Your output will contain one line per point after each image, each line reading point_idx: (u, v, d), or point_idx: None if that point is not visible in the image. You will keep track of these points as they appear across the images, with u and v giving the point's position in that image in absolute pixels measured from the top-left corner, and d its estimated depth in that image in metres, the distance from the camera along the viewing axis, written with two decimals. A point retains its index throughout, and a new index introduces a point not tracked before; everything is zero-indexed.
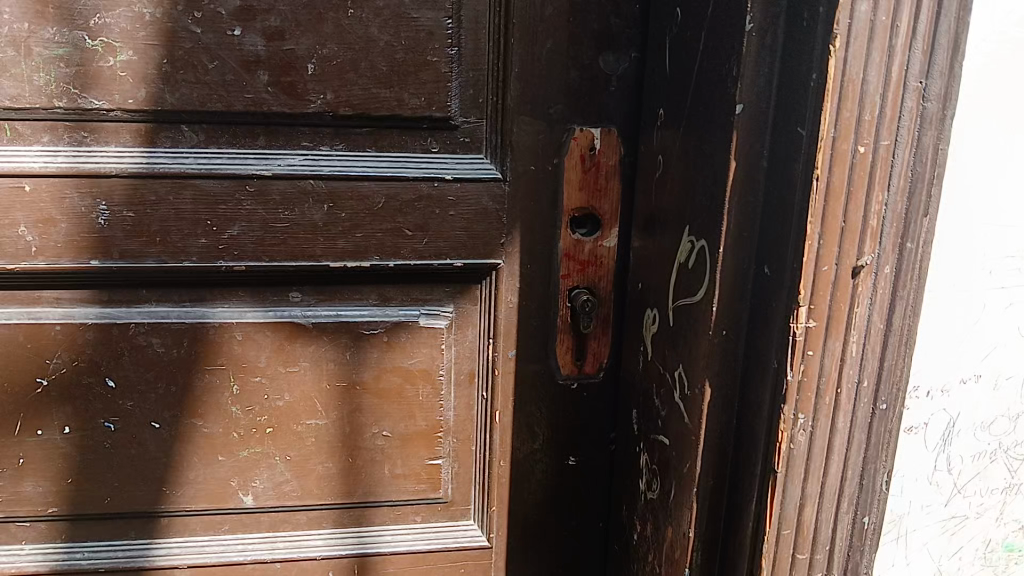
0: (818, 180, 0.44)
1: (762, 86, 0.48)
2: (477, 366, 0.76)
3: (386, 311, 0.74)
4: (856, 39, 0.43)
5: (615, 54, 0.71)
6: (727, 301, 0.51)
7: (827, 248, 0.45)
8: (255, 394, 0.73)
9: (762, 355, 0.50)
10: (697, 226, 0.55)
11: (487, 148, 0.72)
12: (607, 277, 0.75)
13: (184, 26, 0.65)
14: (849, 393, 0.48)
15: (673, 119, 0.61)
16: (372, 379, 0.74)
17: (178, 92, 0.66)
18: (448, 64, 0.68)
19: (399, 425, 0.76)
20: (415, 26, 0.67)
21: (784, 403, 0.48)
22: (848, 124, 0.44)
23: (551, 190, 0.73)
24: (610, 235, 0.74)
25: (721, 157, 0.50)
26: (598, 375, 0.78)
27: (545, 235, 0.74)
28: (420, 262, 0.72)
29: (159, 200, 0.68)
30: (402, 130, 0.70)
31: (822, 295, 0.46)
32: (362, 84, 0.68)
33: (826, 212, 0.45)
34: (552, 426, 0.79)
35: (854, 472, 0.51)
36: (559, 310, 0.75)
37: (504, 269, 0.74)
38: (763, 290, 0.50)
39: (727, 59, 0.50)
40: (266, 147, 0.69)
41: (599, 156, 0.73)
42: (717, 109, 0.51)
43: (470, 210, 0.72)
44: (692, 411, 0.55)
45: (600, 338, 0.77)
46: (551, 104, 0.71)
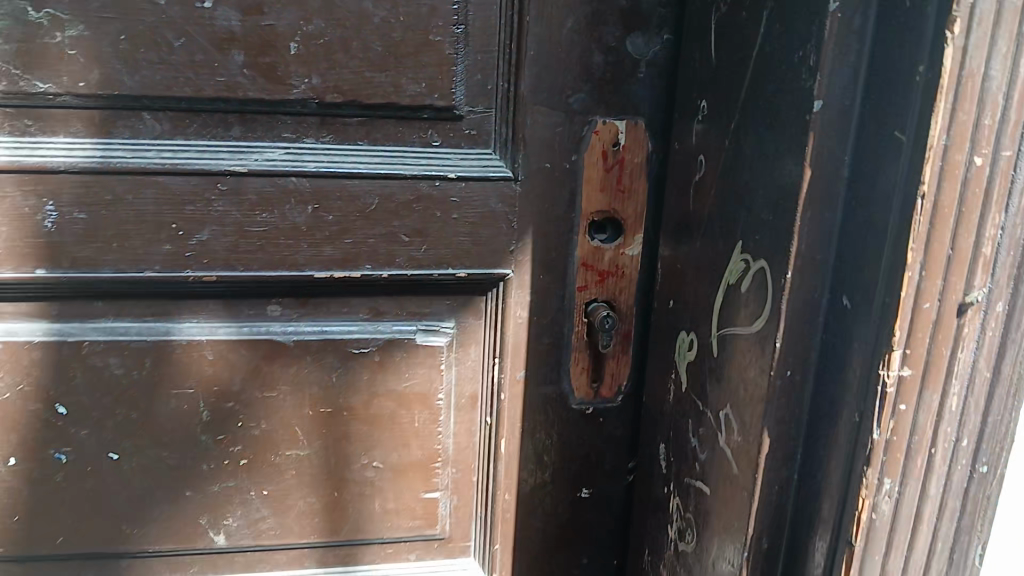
0: (923, 198, 0.36)
1: (847, 80, 0.40)
2: (480, 388, 0.68)
3: (378, 327, 0.65)
4: (980, 23, 0.34)
5: (644, 36, 0.62)
6: (792, 339, 0.43)
7: (929, 282, 0.37)
8: (228, 421, 0.65)
9: (836, 400, 0.42)
10: (752, 242, 0.46)
11: (496, 142, 0.63)
12: (628, 289, 0.67)
13: None
14: (944, 453, 0.40)
15: (721, 115, 0.52)
16: (362, 403, 0.66)
17: (138, 74, 0.57)
18: (452, 45, 0.60)
19: (392, 455, 0.67)
20: (416, 0, 0.58)
21: (867, 466, 0.40)
22: (962, 128, 0.36)
23: (569, 190, 0.64)
24: (633, 242, 0.66)
25: (789, 166, 0.42)
26: (616, 399, 0.69)
27: (560, 242, 0.65)
28: (418, 272, 0.63)
29: (117, 200, 0.59)
30: (398, 120, 0.61)
31: (920, 337, 0.38)
32: (353, 66, 0.59)
33: (931, 237, 0.37)
34: (563, 456, 0.70)
35: (944, 545, 0.43)
36: (574, 325, 0.67)
37: (513, 279, 0.65)
38: (839, 325, 0.42)
39: (799, 45, 0.41)
40: (241, 139, 0.60)
41: (625, 152, 0.64)
42: (784, 106, 0.43)
43: (475, 213, 0.63)
44: (743, 461, 0.47)
45: (620, 359, 0.68)
46: (571, 93, 0.62)
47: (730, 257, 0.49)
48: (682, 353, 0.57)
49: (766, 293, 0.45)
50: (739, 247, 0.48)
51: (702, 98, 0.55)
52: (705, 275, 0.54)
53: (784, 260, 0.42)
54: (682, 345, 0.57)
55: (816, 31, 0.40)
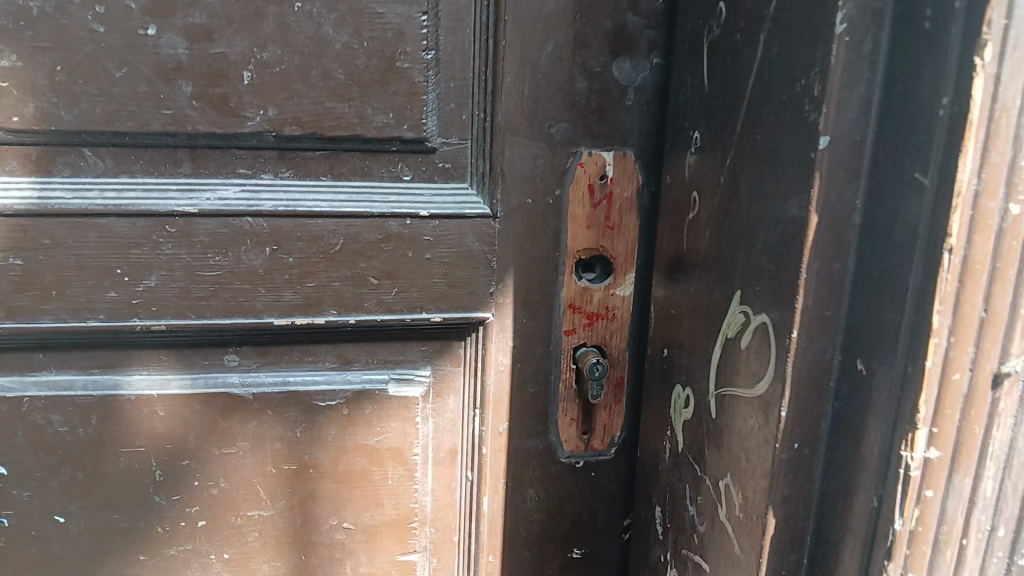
0: (951, 253, 0.31)
1: (857, 112, 0.34)
2: (461, 440, 0.63)
3: (347, 377, 0.60)
4: (1016, 49, 0.29)
5: (632, 59, 0.57)
6: (799, 409, 0.37)
7: (958, 350, 0.32)
8: (183, 481, 0.59)
9: (851, 479, 0.37)
10: (753, 294, 0.41)
11: (473, 175, 0.58)
12: (619, 333, 0.61)
13: (84, 23, 0.51)
14: (977, 544, 0.35)
15: (714, 148, 0.47)
16: (330, 461, 0.61)
17: (77, 107, 0.52)
18: (423, 72, 0.55)
19: (364, 516, 0.62)
20: (381, 24, 0.53)
21: (887, 559, 0.35)
22: (996, 171, 0.30)
23: (552, 227, 0.59)
24: (624, 282, 0.60)
25: (793, 210, 0.37)
26: (608, 451, 0.64)
27: (544, 283, 0.60)
28: (389, 317, 0.58)
29: (56, 244, 0.54)
30: (365, 153, 0.56)
31: (949, 413, 0.33)
32: (313, 96, 0.54)
33: (961, 297, 0.31)
34: (552, 515, 0.65)
35: None
36: (563, 373, 0.61)
37: (493, 324, 0.60)
38: (852, 393, 0.37)
39: (800, 72, 0.36)
40: (193, 176, 0.55)
41: (613, 184, 0.59)
42: (785, 141, 0.38)
43: (451, 253, 0.58)
44: (744, 542, 0.41)
45: (613, 409, 0.63)
46: (553, 122, 0.57)
47: (727, 307, 0.44)
48: (677, 408, 0.51)
49: (770, 356, 0.39)
50: (737, 297, 0.43)
51: (695, 128, 0.50)
52: (701, 325, 0.49)
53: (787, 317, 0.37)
54: (676, 399, 0.52)
55: (821, 56, 0.34)
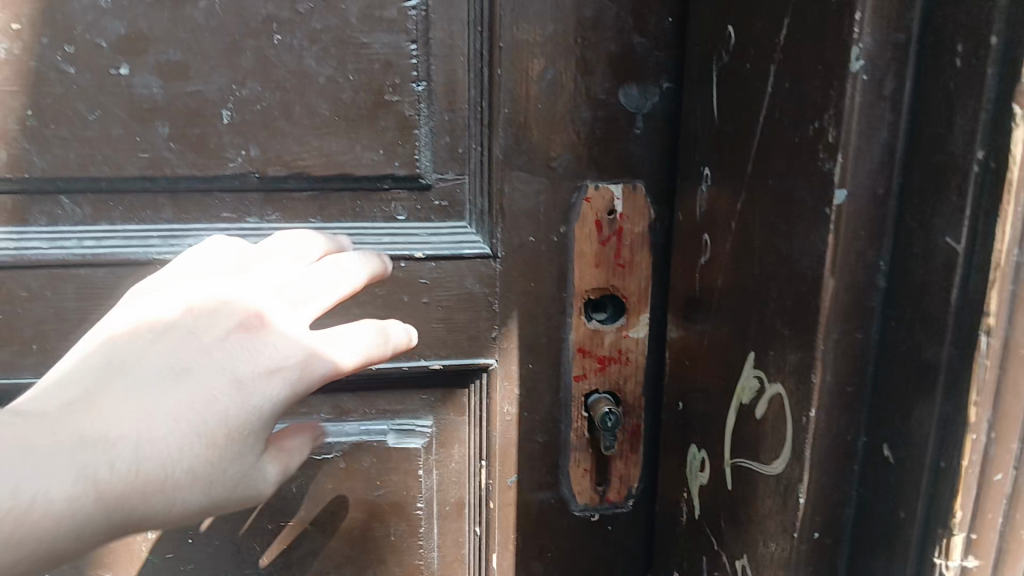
0: (988, 334, 0.27)
1: (878, 162, 0.30)
2: (467, 493, 0.60)
3: (344, 428, 0.57)
4: None
5: (641, 85, 0.53)
6: (817, 496, 0.33)
7: (1001, 447, 0.28)
8: (175, 537, 0.57)
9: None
10: (767, 361, 0.36)
11: (471, 213, 0.54)
12: (634, 377, 0.57)
13: (53, 64, 0.48)
14: None
15: (722, 189, 0.42)
16: (329, 515, 0.59)
17: (49, 153, 0.49)
18: (414, 104, 0.51)
19: (366, 573, 0.60)
20: (368, 55, 0.50)
21: None
22: None
23: (558, 267, 0.55)
24: (637, 324, 0.56)
25: (805, 265, 0.32)
26: (626, 503, 0.60)
27: (551, 327, 0.56)
28: (386, 365, 0.55)
29: (33, 295, 0.51)
30: (356, 192, 0.53)
31: (990, 517, 0.29)
32: (296, 134, 0.51)
33: (1004, 384, 0.27)
34: (567, 572, 0.61)
35: None
36: (574, 422, 0.57)
37: (498, 370, 0.56)
38: (875, 475, 0.33)
39: (813, 112, 0.31)
40: (175, 221, 0.52)
41: (623, 220, 0.54)
42: (796, 188, 0.33)
43: (450, 296, 0.55)
44: None
45: (630, 459, 0.59)
46: (555, 155, 0.53)
47: (741, 369, 0.39)
48: (692, 471, 0.47)
49: (788, 435, 0.34)
50: (750, 358, 0.38)
51: (706, 164, 0.45)
52: (715, 385, 0.44)
53: (800, 392, 0.33)
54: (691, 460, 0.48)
55: (835, 96, 0.30)
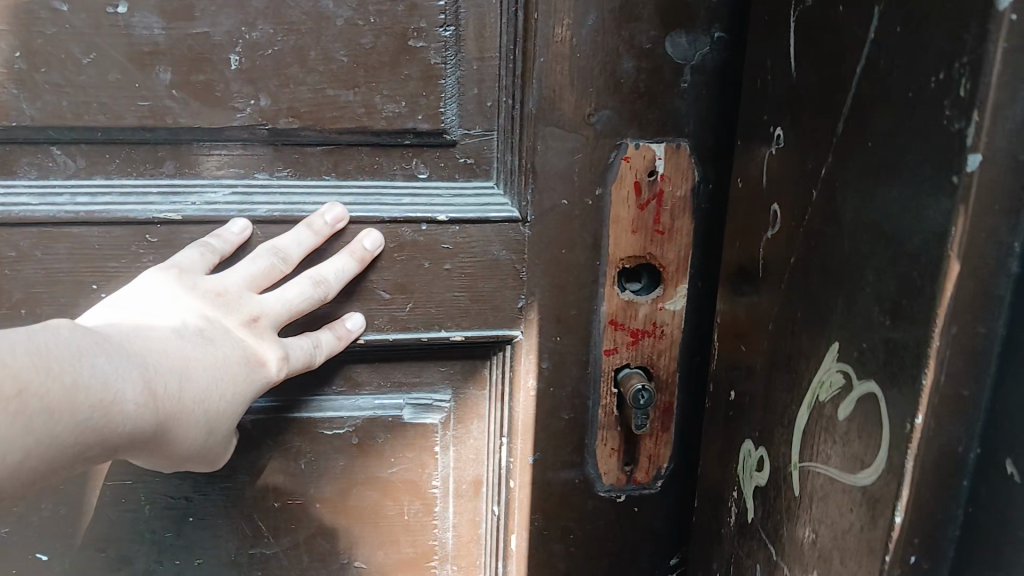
0: None
1: (1022, 123, 0.27)
2: (485, 471, 0.58)
3: (357, 401, 0.55)
4: None
5: (689, 35, 0.48)
6: (918, 514, 0.31)
7: None
8: (178, 516, 0.55)
9: None
10: (857, 354, 0.34)
11: (500, 172, 0.50)
12: (669, 352, 0.54)
13: (43, 1, 0.43)
14: None
15: (796, 155, 0.39)
16: (339, 494, 0.57)
17: (39, 100, 0.45)
18: (439, 52, 0.47)
19: (377, 554, 0.59)
20: None
21: None
22: None
23: (591, 232, 0.51)
24: (673, 295, 0.53)
25: (917, 241, 0.30)
26: (655, 484, 0.57)
27: (581, 297, 0.53)
28: (403, 336, 0.52)
29: (23, 256, 0.47)
30: (375, 147, 0.49)
31: None
32: (311, 83, 0.47)
33: None
34: (588, 554, 0.59)
35: None
36: (602, 397, 0.54)
37: (523, 343, 0.53)
38: (994, 492, 0.30)
39: (936, 63, 0.28)
40: (178, 176, 0.48)
41: (663, 183, 0.50)
42: (908, 153, 0.30)
43: (473, 262, 0.51)
44: None
45: (660, 437, 0.56)
46: (592, 110, 0.49)
47: (818, 364, 0.37)
48: (749, 470, 0.45)
49: (881, 441, 0.32)
50: (833, 351, 0.36)
51: (779, 124, 0.41)
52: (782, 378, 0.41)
53: (910, 401, 0.30)
54: (749, 454, 0.45)
55: (971, 43, 0.27)
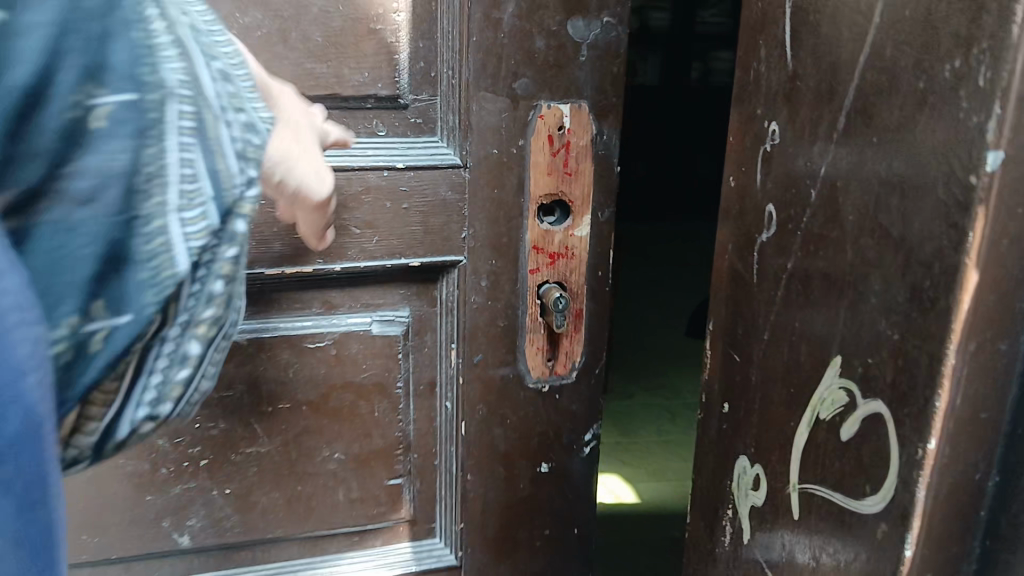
0: None
1: None
2: (439, 375, 0.73)
3: (332, 319, 0.69)
4: None
5: (585, 20, 0.67)
6: (931, 544, 0.36)
7: None
8: (181, 427, 0.67)
9: None
10: (859, 372, 0.39)
11: (441, 129, 0.67)
12: (580, 269, 0.73)
13: None
14: None
15: (799, 152, 0.45)
16: (320, 396, 0.71)
17: None
18: (394, 32, 0.64)
19: (353, 447, 0.72)
20: None
21: None
22: None
23: (516, 176, 0.69)
24: (580, 225, 0.72)
25: (927, 244, 0.34)
26: (571, 375, 0.75)
27: (511, 227, 0.70)
28: (369, 262, 0.68)
29: None
30: (343, 110, 0.64)
31: None
32: (293, 58, 0.62)
33: None
34: (522, 436, 0.75)
35: None
36: (529, 308, 0.72)
37: (466, 265, 0.70)
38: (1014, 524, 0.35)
39: (952, 53, 0.33)
40: None
41: (570, 135, 0.70)
42: (920, 146, 0.35)
43: (426, 202, 0.68)
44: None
45: (574, 337, 0.74)
46: (518, 77, 0.67)
47: (821, 381, 0.42)
48: (744, 489, 0.52)
49: (891, 459, 0.37)
50: (836, 368, 0.41)
51: (773, 120, 0.48)
52: (778, 391, 0.47)
53: (923, 421, 0.34)
54: (744, 472, 0.52)
55: (991, 30, 0.31)
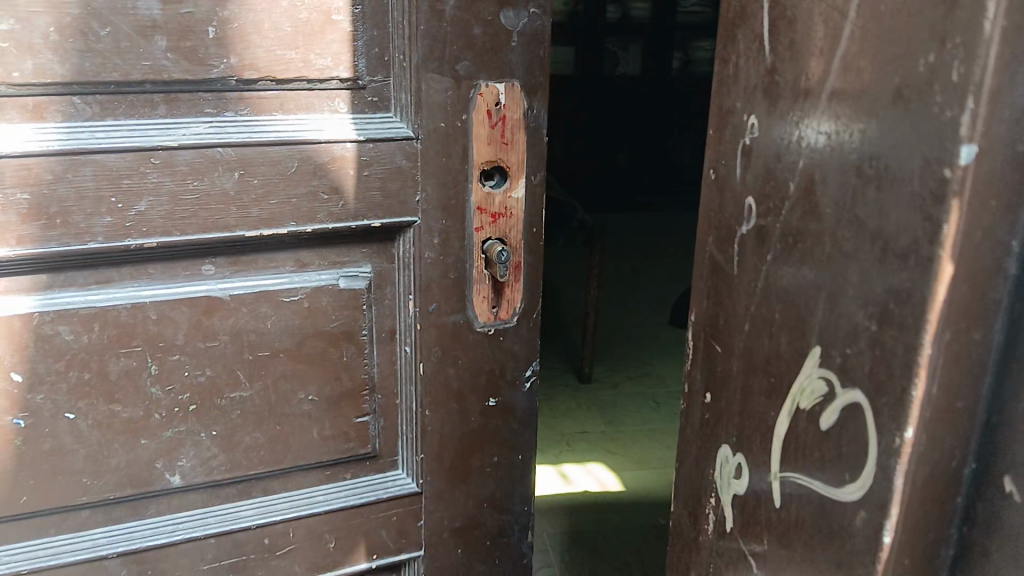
0: None
1: (1013, 110, 0.33)
2: (398, 323, 0.91)
3: (305, 276, 0.86)
4: None
5: (515, 11, 0.84)
6: (908, 529, 0.39)
7: None
8: (175, 373, 0.83)
9: None
10: (838, 362, 0.42)
11: (395, 107, 0.84)
12: (513, 225, 0.91)
13: None
14: None
15: (777, 147, 0.47)
16: (295, 345, 0.87)
17: (69, 62, 0.72)
18: (354, 21, 0.80)
19: (324, 389, 0.90)
20: None
21: None
22: None
23: (462, 146, 0.86)
24: (516, 188, 0.90)
25: (902, 235, 0.37)
26: (511, 319, 0.95)
27: (457, 192, 0.87)
28: (338, 224, 0.84)
29: (57, 178, 0.74)
30: (309, 91, 0.80)
31: None
32: (266, 46, 0.77)
33: None
34: (471, 372, 0.95)
35: None
36: (475, 261, 0.91)
37: (419, 225, 0.87)
38: (987, 507, 0.38)
39: (927, 45, 0.35)
40: (168, 116, 0.76)
41: (505, 109, 0.87)
42: (897, 139, 0.37)
43: (383, 170, 0.84)
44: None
45: (514, 287, 0.94)
46: (459, 62, 0.83)
47: (800, 373, 0.45)
48: (726, 479, 0.54)
49: (869, 448, 0.39)
50: (815, 360, 0.44)
51: (751, 113, 0.50)
52: (758, 383, 0.50)
53: (901, 409, 0.37)
54: (725, 462, 0.55)
55: (963, 25, 0.33)
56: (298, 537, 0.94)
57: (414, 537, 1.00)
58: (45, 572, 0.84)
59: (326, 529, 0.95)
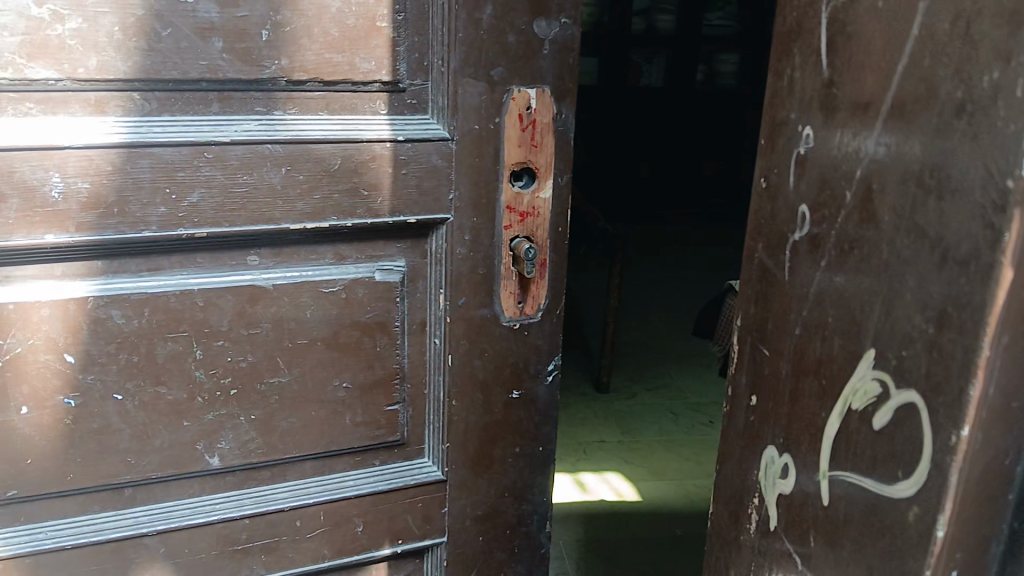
0: None
1: None
2: (428, 315, 0.93)
3: (343, 269, 0.88)
4: None
5: (547, 20, 0.87)
6: (958, 520, 0.41)
7: None
8: (218, 358, 0.86)
9: None
10: (893, 364, 0.44)
11: (432, 109, 0.86)
12: (540, 223, 0.94)
13: None
14: None
15: (834, 155, 0.50)
16: (332, 334, 0.89)
17: (132, 60, 0.75)
18: (395, 27, 0.82)
19: (358, 376, 0.92)
20: None
21: None
22: None
23: (493, 146, 0.89)
24: (543, 187, 0.93)
25: (964, 241, 0.39)
26: (535, 314, 0.97)
27: (489, 191, 0.90)
28: (376, 221, 0.86)
29: (115, 169, 0.76)
30: (353, 92, 0.83)
31: None
32: (315, 49, 0.80)
33: None
34: (497, 365, 0.98)
35: None
36: (503, 257, 0.93)
37: (451, 222, 0.90)
38: None
39: (992, 64, 0.37)
40: (221, 113, 0.79)
41: (536, 114, 0.89)
42: (961, 152, 0.40)
43: (420, 168, 0.87)
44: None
45: (538, 283, 0.96)
46: (494, 67, 0.86)
47: (853, 373, 0.48)
48: (773, 477, 0.57)
49: (924, 445, 0.42)
50: (868, 362, 0.46)
51: (807, 125, 0.53)
52: (809, 385, 0.52)
53: (957, 408, 0.40)
54: (772, 462, 0.57)
55: None
56: (327, 520, 0.97)
57: (437, 522, 1.02)
58: (87, 546, 0.87)
59: (355, 513, 0.97)
